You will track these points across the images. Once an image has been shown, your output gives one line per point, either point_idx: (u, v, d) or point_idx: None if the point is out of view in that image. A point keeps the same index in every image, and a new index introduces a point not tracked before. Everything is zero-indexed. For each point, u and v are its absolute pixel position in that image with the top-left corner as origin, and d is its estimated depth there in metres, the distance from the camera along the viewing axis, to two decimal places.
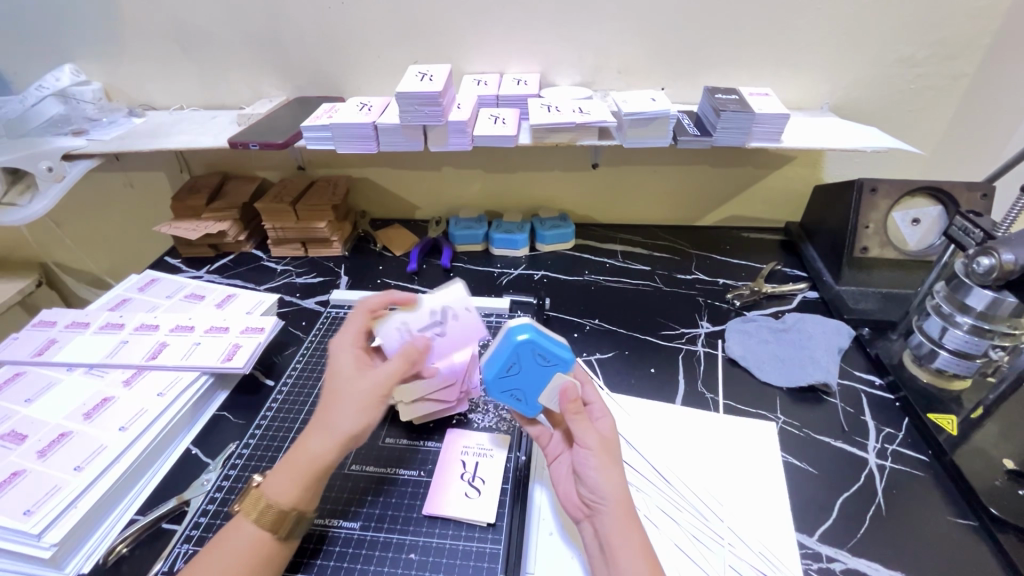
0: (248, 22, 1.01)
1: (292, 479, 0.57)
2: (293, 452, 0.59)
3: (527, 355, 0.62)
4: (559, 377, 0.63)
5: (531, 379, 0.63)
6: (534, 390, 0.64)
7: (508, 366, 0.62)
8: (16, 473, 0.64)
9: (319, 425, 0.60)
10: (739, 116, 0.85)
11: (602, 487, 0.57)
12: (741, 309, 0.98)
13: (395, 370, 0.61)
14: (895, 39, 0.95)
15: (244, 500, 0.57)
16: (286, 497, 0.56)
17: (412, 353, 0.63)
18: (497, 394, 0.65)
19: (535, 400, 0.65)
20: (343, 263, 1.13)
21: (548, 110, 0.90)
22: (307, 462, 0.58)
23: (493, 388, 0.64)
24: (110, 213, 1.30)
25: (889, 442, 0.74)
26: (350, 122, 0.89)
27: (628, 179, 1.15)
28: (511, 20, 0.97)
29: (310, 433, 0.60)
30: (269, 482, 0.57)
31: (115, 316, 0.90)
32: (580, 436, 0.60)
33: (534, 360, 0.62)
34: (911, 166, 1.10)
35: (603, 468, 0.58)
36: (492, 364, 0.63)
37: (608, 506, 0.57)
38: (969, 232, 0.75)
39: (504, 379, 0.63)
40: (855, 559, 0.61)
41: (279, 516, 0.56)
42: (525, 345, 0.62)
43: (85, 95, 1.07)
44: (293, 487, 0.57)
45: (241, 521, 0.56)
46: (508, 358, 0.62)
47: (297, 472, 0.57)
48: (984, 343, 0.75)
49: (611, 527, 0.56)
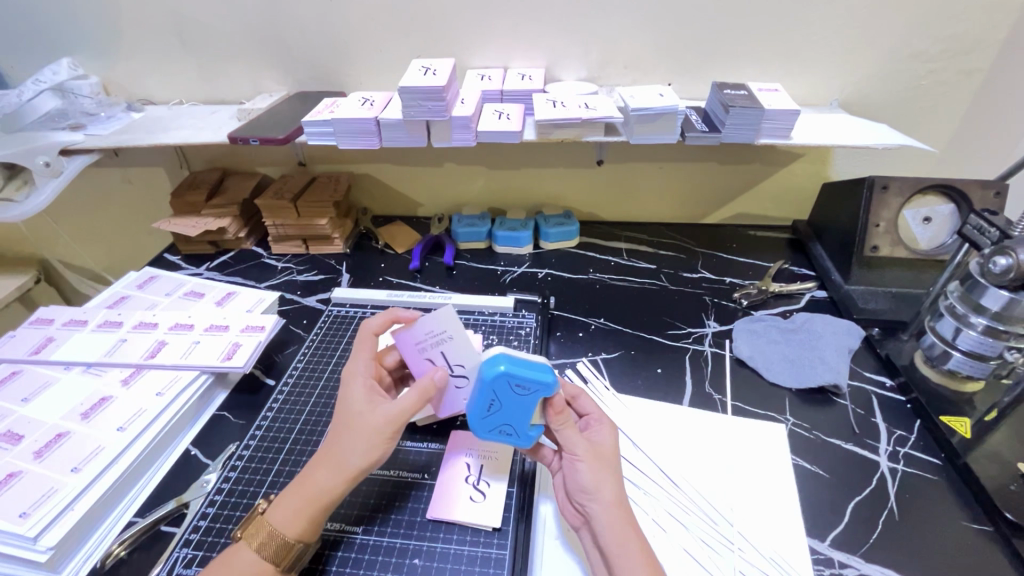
0: (248, 16, 0.99)
1: (297, 510, 0.56)
2: (299, 481, 0.57)
3: (505, 387, 0.58)
4: (545, 402, 0.58)
5: (516, 411, 0.60)
6: (521, 421, 0.60)
7: (490, 403, 0.60)
8: (12, 475, 0.63)
9: (327, 457, 0.58)
10: (748, 111, 0.83)
11: (591, 490, 0.57)
12: (748, 309, 0.96)
13: (411, 406, 0.58)
14: (908, 33, 0.93)
15: (247, 526, 0.56)
16: (291, 529, 0.55)
17: (430, 384, 0.60)
18: (485, 433, 0.62)
19: (527, 430, 0.61)
20: (345, 261, 1.11)
21: (554, 105, 0.88)
22: (313, 494, 0.56)
23: (478, 427, 0.62)
24: (109, 209, 1.28)
25: (901, 445, 0.73)
26: (351, 117, 0.87)
27: (634, 176, 1.13)
28: (516, 14, 0.95)
29: (319, 464, 0.58)
30: (275, 511, 0.56)
31: (114, 314, 0.89)
32: (568, 442, 0.60)
33: (514, 391, 0.58)
34: (921, 163, 1.09)
35: (593, 472, 0.58)
36: (473, 403, 0.60)
37: (600, 509, 0.56)
38: (985, 231, 0.74)
39: (488, 417, 0.61)
40: (868, 565, 0.60)
41: (280, 548, 0.54)
42: (501, 377, 0.58)
43: (83, 89, 1.04)
44: (298, 519, 0.55)
45: (240, 548, 0.55)
46: (486, 394, 0.59)
47: (303, 503, 0.56)
48: (999, 344, 0.74)
49: (603, 530, 0.55)
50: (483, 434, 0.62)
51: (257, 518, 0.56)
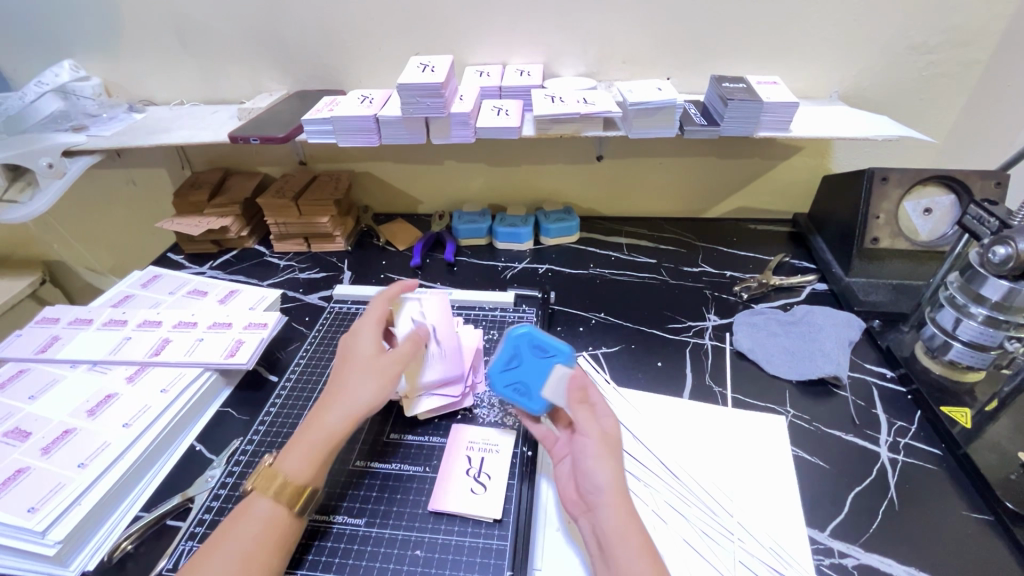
0: (248, 17, 1.00)
1: (309, 453, 0.58)
2: (308, 426, 0.60)
3: (529, 346, 0.65)
4: (561, 369, 0.64)
5: (533, 372, 0.65)
6: (535, 383, 0.65)
7: (510, 359, 0.66)
8: (20, 471, 0.64)
9: (336, 400, 0.61)
10: (747, 104, 0.83)
11: (600, 479, 0.56)
12: (749, 302, 0.97)
13: (410, 351, 0.66)
14: (907, 25, 0.93)
15: (256, 478, 0.57)
16: (304, 474, 0.57)
17: (421, 335, 0.69)
18: (500, 390, 0.66)
19: (538, 394, 0.65)
20: (346, 259, 1.12)
21: (552, 101, 0.88)
22: (325, 437, 0.59)
23: (495, 382, 0.66)
24: (114, 210, 1.29)
25: (901, 436, 0.73)
26: (351, 115, 0.88)
27: (633, 172, 1.13)
28: (514, 11, 0.96)
29: (327, 408, 0.61)
30: (287, 458, 0.57)
31: (118, 312, 0.90)
32: (582, 426, 0.59)
33: (536, 352, 0.65)
34: (922, 154, 1.09)
35: (601, 460, 0.57)
36: (495, 356, 0.66)
37: (605, 499, 0.56)
38: (985, 221, 0.73)
39: (505, 373, 0.66)
40: (868, 555, 0.60)
41: (295, 494, 0.56)
42: (526, 335, 0.65)
43: (85, 91, 1.05)
44: (311, 463, 0.57)
45: (254, 499, 0.55)
46: (509, 348, 0.65)
47: (314, 446, 0.58)
48: (1000, 334, 0.74)
49: (607, 521, 0.54)
50: (497, 390, 0.67)
51: (267, 468, 0.57)
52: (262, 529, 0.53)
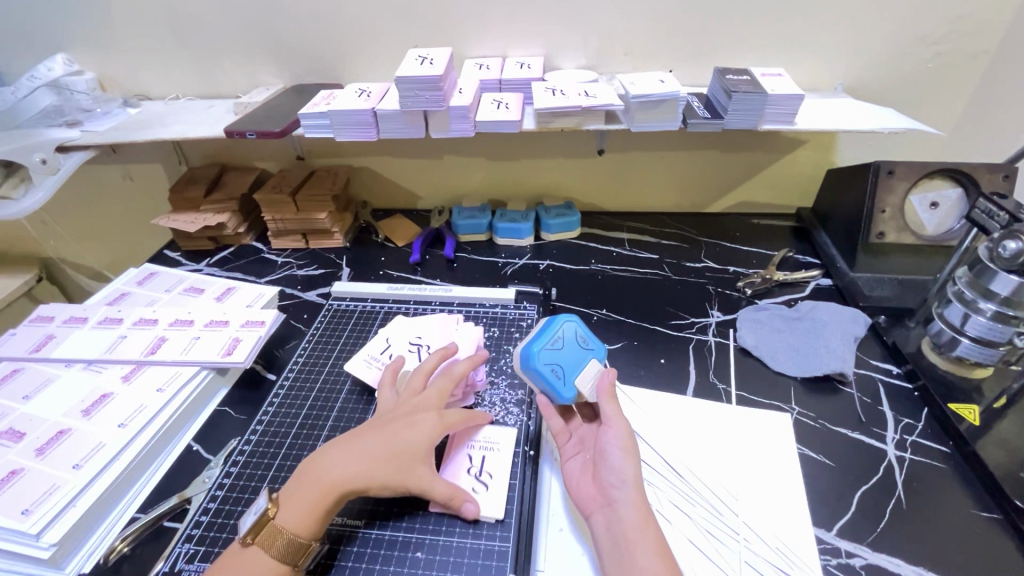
0: (243, 9, 0.98)
1: (309, 508, 0.57)
2: (314, 480, 0.58)
3: (572, 335, 0.70)
4: (596, 363, 0.69)
5: (572, 357, 0.68)
6: (573, 369, 0.67)
7: (554, 339, 0.68)
8: (14, 472, 0.63)
9: (348, 461, 0.59)
10: (752, 96, 0.82)
11: (626, 469, 0.58)
12: (752, 298, 0.95)
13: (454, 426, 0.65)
14: (914, 15, 0.91)
15: (254, 529, 0.55)
16: (302, 528, 0.56)
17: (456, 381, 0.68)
18: (538, 367, 0.66)
19: (572, 380, 0.66)
20: (345, 255, 1.11)
21: (553, 94, 0.87)
22: (329, 497, 0.57)
23: (537, 358, 0.66)
24: (109, 206, 1.28)
25: (908, 433, 0.72)
26: (348, 109, 0.86)
27: (635, 166, 1.12)
28: (513, 2, 0.94)
29: (336, 464, 0.59)
30: (288, 511, 0.56)
31: (114, 311, 0.89)
32: (610, 416, 0.62)
33: (578, 342, 0.69)
34: (927, 147, 1.07)
35: (626, 451, 0.59)
36: (542, 332, 0.68)
37: (628, 489, 0.57)
38: (993, 215, 0.72)
39: (548, 353, 0.67)
40: (876, 555, 0.59)
41: (293, 547, 0.55)
42: (573, 324, 0.70)
43: (79, 86, 1.03)
44: (310, 519, 0.56)
45: (253, 550, 0.55)
46: (557, 330, 0.69)
47: (315, 501, 0.57)
48: (1009, 330, 0.73)
49: (629, 512, 0.55)
50: (534, 365, 0.65)
51: (267, 520, 0.56)
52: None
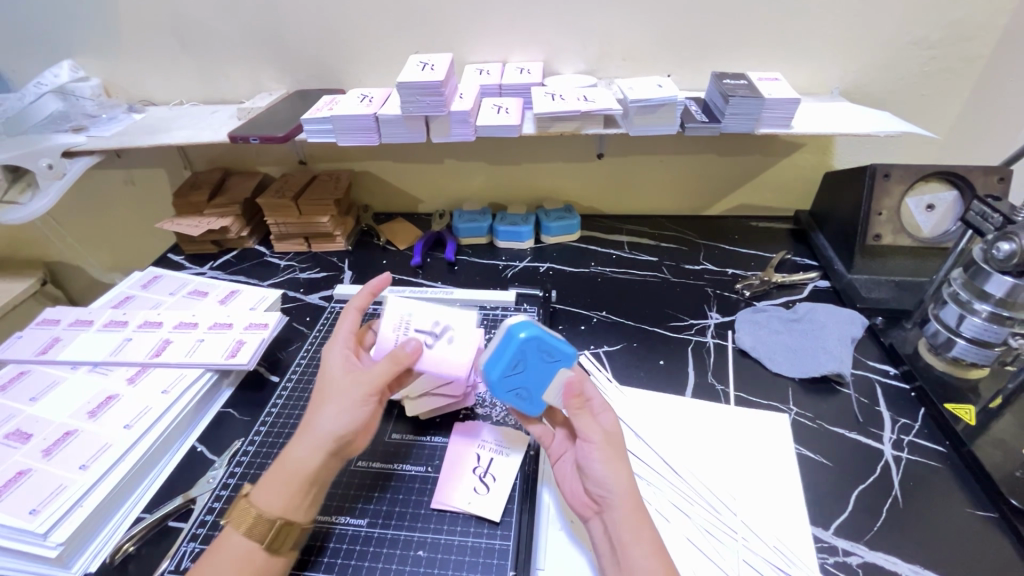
0: (247, 16, 0.99)
1: (277, 486, 0.56)
2: (279, 460, 0.58)
3: (531, 351, 0.60)
4: (565, 372, 0.61)
5: (536, 376, 0.61)
6: (538, 388, 0.62)
7: (514, 363, 0.60)
8: (22, 473, 0.64)
9: (303, 433, 0.59)
10: (749, 101, 0.83)
11: (609, 481, 0.56)
12: (751, 300, 0.96)
13: (382, 372, 0.60)
14: (909, 20, 0.92)
15: (232, 513, 0.56)
16: (273, 506, 0.55)
17: (401, 353, 0.61)
18: (502, 395, 0.62)
19: (540, 397, 0.62)
20: (347, 258, 1.12)
21: (553, 99, 0.88)
22: (293, 470, 0.56)
23: (497, 389, 0.61)
24: (113, 210, 1.29)
25: (905, 433, 0.72)
26: (350, 114, 0.88)
27: (634, 169, 1.13)
28: (514, 9, 0.95)
29: (295, 441, 0.58)
30: (258, 492, 0.56)
31: (119, 313, 0.90)
32: (584, 430, 0.58)
33: (540, 356, 0.60)
34: (923, 150, 1.08)
35: (607, 463, 0.57)
36: (498, 360, 0.60)
37: (615, 500, 0.56)
38: (987, 216, 0.73)
39: (507, 379, 0.61)
40: (872, 553, 0.60)
41: (268, 526, 0.54)
42: (527, 340, 0.59)
43: (84, 91, 1.06)
44: (279, 495, 0.55)
45: (230, 534, 0.55)
46: (511, 355, 0.59)
47: (282, 479, 0.56)
48: (1004, 331, 0.74)
49: (619, 522, 0.55)
50: (496, 395, 0.62)
51: (240, 503, 0.56)
52: (242, 559, 0.53)
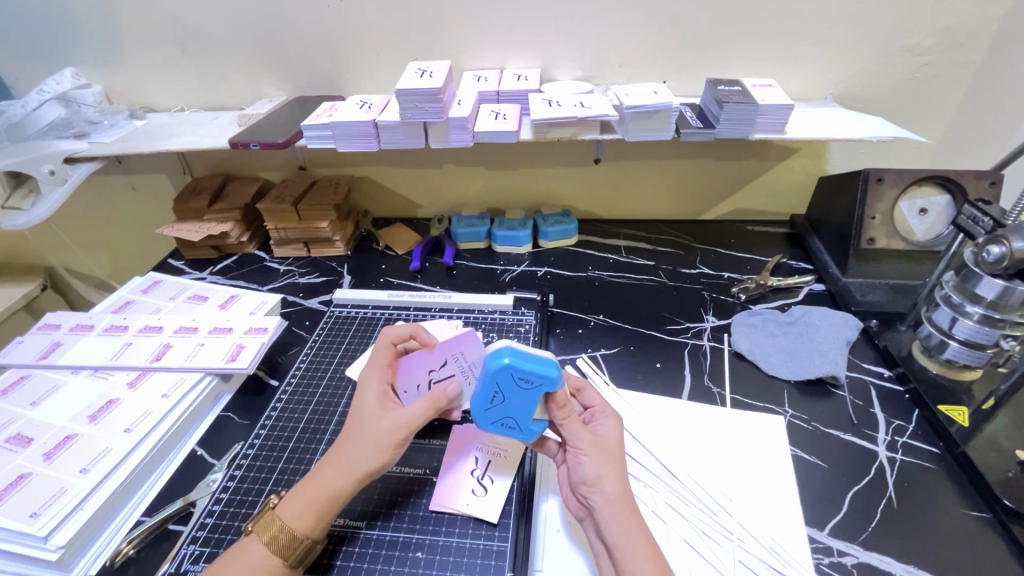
0: (248, 24, 1.01)
1: (307, 506, 0.57)
2: (313, 478, 0.59)
3: (510, 381, 0.58)
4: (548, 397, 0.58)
5: (518, 404, 0.59)
6: (523, 415, 0.60)
7: (493, 395, 0.59)
8: (22, 476, 0.64)
9: (339, 457, 0.59)
10: (742, 107, 0.84)
11: (597, 482, 0.57)
12: (747, 303, 0.97)
13: (421, 415, 0.60)
14: (900, 27, 0.94)
15: (258, 520, 0.57)
16: (301, 525, 0.56)
17: (442, 396, 0.61)
18: (488, 426, 0.61)
19: (530, 424, 0.60)
20: (346, 263, 1.13)
21: (550, 105, 0.89)
22: (326, 494, 0.58)
23: (481, 420, 0.61)
24: (113, 215, 1.30)
25: (900, 434, 0.73)
26: (350, 121, 0.89)
27: (631, 174, 1.14)
28: (512, 17, 0.97)
29: (330, 464, 0.59)
30: (287, 506, 0.57)
31: (119, 318, 0.90)
32: (572, 435, 0.59)
33: (518, 384, 0.58)
34: (916, 154, 1.09)
35: (597, 465, 0.58)
36: (476, 392, 0.59)
37: (602, 500, 0.57)
38: (978, 220, 0.74)
39: (491, 410, 0.60)
40: (867, 553, 0.60)
41: (291, 544, 0.55)
42: (506, 369, 0.57)
43: (86, 98, 1.07)
44: (308, 516, 0.56)
45: (252, 540, 0.56)
46: (489, 386, 0.58)
47: (313, 500, 0.57)
48: (995, 333, 0.74)
49: (607, 521, 0.56)
50: (484, 426, 0.62)
51: (270, 512, 0.57)
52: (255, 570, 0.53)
